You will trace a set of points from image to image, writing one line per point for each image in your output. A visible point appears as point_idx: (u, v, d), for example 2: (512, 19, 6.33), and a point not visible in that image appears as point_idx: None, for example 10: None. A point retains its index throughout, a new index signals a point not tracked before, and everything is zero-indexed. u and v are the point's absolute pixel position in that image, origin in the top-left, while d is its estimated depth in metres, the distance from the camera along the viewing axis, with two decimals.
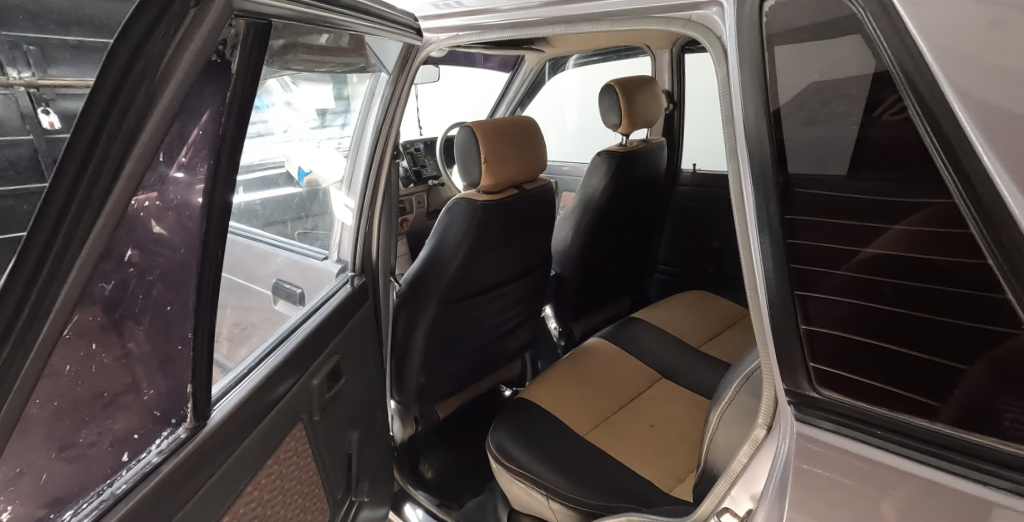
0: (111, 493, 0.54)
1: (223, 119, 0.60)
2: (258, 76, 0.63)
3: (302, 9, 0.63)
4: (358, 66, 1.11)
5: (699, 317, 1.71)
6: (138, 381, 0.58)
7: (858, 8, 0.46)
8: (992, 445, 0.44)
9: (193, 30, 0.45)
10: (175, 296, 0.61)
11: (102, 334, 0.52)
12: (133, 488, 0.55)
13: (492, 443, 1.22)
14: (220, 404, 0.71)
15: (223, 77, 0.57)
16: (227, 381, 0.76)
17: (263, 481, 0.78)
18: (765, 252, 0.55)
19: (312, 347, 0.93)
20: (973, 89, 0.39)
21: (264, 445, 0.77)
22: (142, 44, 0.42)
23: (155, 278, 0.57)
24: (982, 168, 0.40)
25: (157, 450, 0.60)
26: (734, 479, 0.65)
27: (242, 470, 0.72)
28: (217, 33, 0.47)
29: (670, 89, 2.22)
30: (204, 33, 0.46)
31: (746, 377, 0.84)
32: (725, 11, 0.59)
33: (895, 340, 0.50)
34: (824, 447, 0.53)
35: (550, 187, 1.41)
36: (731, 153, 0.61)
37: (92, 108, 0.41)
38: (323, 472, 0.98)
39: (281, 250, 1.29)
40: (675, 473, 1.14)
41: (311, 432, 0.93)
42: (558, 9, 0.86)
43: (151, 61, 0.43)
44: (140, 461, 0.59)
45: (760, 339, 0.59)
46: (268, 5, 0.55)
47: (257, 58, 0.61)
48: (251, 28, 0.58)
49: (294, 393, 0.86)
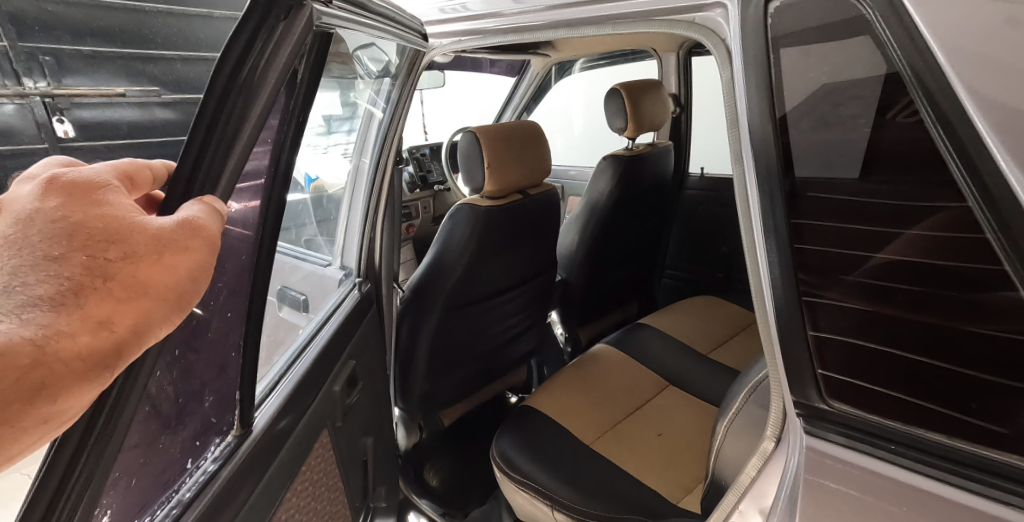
0: (179, 500, 0.58)
1: (286, 128, 0.65)
2: (316, 83, 0.68)
3: (350, 17, 0.68)
4: (347, 78, 1.11)
5: (709, 324, 1.68)
6: (202, 389, 0.64)
7: (866, 8, 0.45)
8: (1005, 461, 0.43)
9: (273, 62, 0.46)
10: (235, 302, 0.67)
11: (182, 342, 0.56)
12: (198, 494, 0.59)
13: (497, 452, 1.21)
14: (263, 409, 0.74)
15: (291, 88, 0.63)
16: (268, 381, 0.80)
17: (298, 489, 0.79)
18: (771, 260, 0.53)
19: (329, 356, 0.92)
20: (987, 90, 0.38)
21: (297, 453, 0.78)
22: (244, 54, 0.45)
23: (222, 284, 0.64)
24: (999, 173, 0.38)
25: (213, 458, 0.64)
26: (742, 492, 0.61)
27: (281, 477, 0.73)
28: (291, 63, 0.49)
29: (677, 92, 2.18)
30: (282, 61, 0.47)
31: (755, 388, 0.82)
32: (728, 13, 0.58)
33: (905, 347, 0.48)
34: (838, 463, 0.51)
35: (555, 191, 1.39)
36: (736, 156, 0.59)
37: (201, 120, 0.44)
38: (345, 477, 0.97)
39: (303, 263, 1.24)
40: (683, 483, 1.12)
41: (334, 439, 0.92)
42: (556, 12, 0.84)
43: (249, 74, 0.45)
44: (198, 469, 0.62)
45: (767, 348, 0.57)
46: (335, 16, 0.62)
47: (318, 71, 0.67)
48: (317, 39, 0.63)
49: (319, 403, 0.85)
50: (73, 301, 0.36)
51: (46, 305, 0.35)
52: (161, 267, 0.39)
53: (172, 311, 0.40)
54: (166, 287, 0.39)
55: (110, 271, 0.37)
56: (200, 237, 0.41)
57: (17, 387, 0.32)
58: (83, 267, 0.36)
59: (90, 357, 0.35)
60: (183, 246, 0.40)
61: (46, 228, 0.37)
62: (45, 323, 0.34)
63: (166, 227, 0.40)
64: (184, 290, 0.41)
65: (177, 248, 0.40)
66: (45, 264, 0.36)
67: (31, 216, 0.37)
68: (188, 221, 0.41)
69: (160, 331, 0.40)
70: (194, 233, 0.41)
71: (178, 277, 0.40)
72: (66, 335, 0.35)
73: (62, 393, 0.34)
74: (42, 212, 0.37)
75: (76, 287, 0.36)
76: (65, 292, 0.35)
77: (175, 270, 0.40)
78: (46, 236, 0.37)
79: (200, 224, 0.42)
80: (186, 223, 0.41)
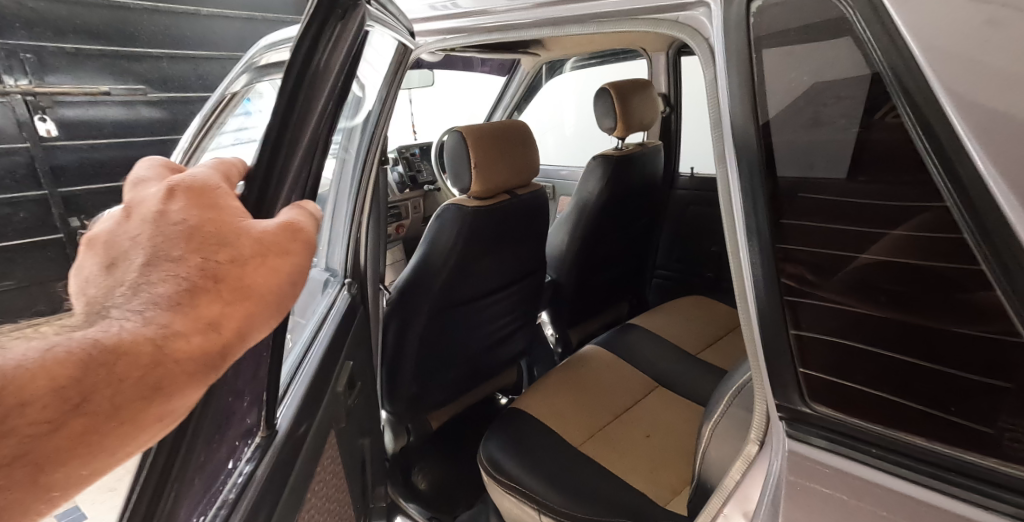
0: (225, 499, 0.63)
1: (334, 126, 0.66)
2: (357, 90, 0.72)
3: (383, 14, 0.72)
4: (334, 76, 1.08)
5: (699, 324, 1.68)
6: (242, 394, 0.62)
7: (846, 8, 0.44)
8: (992, 466, 0.42)
9: (329, 61, 0.57)
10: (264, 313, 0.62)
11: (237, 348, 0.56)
12: (241, 493, 0.63)
13: (484, 456, 1.20)
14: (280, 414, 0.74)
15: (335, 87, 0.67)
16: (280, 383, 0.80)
17: (314, 489, 0.79)
18: (753, 261, 0.53)
19: (332, 359, 0.91)
20: (964, 91, 0.37)
21: (309, 458, 0.77)
22: (309, 53, 0.54)
23: None
24: (976, 175, 0.38)
25: (247, 460, 0.67)
26: (727, 496, 0.60)
27: (299, 482, 0.73)
28: (335, 70, 0.59)
29: (666, 92, 2.19)
30: (336, 62, 0.59)
31: (739, 390, 0.82)
32: (711, 12, 0.57)
33: (887, 347, 0.48)
34: (821, 466, 0.50)
35: (543, 192, 1.39)
36: (719, 157, 0.58)
37: (277, 110, 0.53)
38: (348, 480, 0.97)
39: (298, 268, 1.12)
40: (670, 486, 1.11)
41: (337, 442, 0.92)
42: (542, 11, 0.84)
43: (316, 69, 0.56)
44: (235, 472, 0.65)
45: (750, 349, 0.57)
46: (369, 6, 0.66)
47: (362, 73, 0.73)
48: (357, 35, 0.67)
49: (324, 407, 0.85)
50: (189, 302, 0.43)
51: (165, 305, 0.42)
52: (263, 269, 0.46)
53: (268, 315, 0.47)
54: (265, 291, 0.47)
55: (220, 272, 0.44)
56: (299, 241, 0.49)
57: (139, 384, 0.39)
58: (199, 267, 0.44)
59: (195, 357, 0.42)
60: (285, 249, 0.48)
61: (167, 228, 0.44)
62: (163, 325, 0.41)
63: (270, 229, 0.48)
64: (280, 292, 0.48)
65: (280, 251, 0.47)
66: (166, 262, 0.43)
67: (155, 218, 0.45)
68: (287, 226, 0.49)
69: (257, 332, 0.47)
70: (292, 237, 0.49)
71: (276, 280, 0.47)
72: (179, 338, 0.41)
73: (171, 392, 0.41)
74: (163, 213, 0.45)
75: (192, 290, 0.43)
76: (184, 292, 0.43)
77: (272, 273, 0.47)
78: (170, 238, 0.44)
79: (298, 230, 0.49)
80: (285, 227, 0.49)
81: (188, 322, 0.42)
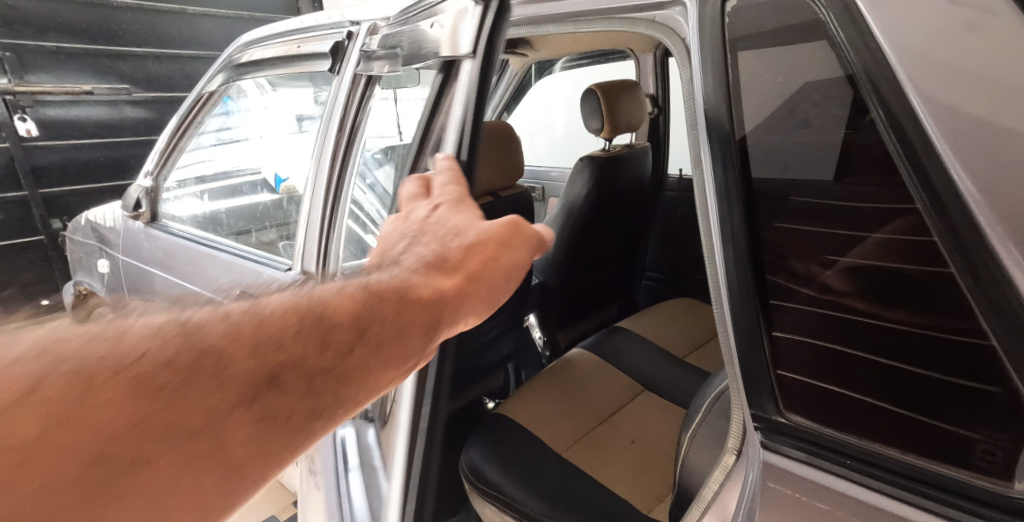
0: None
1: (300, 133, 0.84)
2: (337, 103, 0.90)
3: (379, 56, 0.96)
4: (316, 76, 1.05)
5: (687, 327, 1.67)
6: None
7: (821, 10, 0.43)
8: (969, 480, 0.40)
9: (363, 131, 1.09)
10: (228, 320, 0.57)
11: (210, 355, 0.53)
12: None
13: (466, 463, 1.18)
14: None
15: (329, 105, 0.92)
16: None
17: None
18: (727, 266, 0.52)
19: None
20: (936, 93, 0.36)
21: None
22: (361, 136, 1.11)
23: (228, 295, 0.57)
24: (951, 182, 0.37)
25: None
26: (705, 507, 0.58)
27: None
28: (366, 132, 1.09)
29: (655, 93, 2.18)
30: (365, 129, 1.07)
31: (716, 399, 0.81)
32: (686, 12, 0.55)
33: (864, 351, 0.47)
34: (795, 479, 0.47)
35: (528, 194, 1.38)
36: (696, 160, 0.57)
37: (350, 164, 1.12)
38: None
39: None
40: (655, 493, 1.10)
41: None
42: (521, 10, 0.82)
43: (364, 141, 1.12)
44: None
45: (726, 354, 0.56)
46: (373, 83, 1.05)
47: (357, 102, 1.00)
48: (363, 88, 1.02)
49: None
50: (429, 274, 0.60)
51: (418, 272, 0.60)
52: (484, 261, 0.64)
53: (485, 302, 0.62)
54: (490, 277, 0.64)
55: (458, 259, 0.63)
56: (517, 244, 0.68)
57: (366, 338, 0.49)
58: (443, 251, 0.64)
59: (425, 311, 0.55)
60: (507, 248, 0.67)
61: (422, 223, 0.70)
62: (406, 285, 0.57)
63: (498, 230, 0.68)
64: (499, 282, 0.64)
65: (506, 249, 0.67)
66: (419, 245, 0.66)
67: (427, 218, 0.71)
68: (512, 233, 0.68)
69: (467, 310, 0.60)
70: (511, 244, 0.68)
71: (500, 272, 0.65)
72: (412, 296, 0.56)
73: (386, 350, 0.50)
74: (431, 216, 0.72)
75: (432, 264, 0.62)
76: (430, 266, 0.62)
77: (497, 265, 0.65)
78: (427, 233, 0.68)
79: (512, 237, 0.68)
80: (508, 233, 0.68)
81: (343, 306, 0.49)
